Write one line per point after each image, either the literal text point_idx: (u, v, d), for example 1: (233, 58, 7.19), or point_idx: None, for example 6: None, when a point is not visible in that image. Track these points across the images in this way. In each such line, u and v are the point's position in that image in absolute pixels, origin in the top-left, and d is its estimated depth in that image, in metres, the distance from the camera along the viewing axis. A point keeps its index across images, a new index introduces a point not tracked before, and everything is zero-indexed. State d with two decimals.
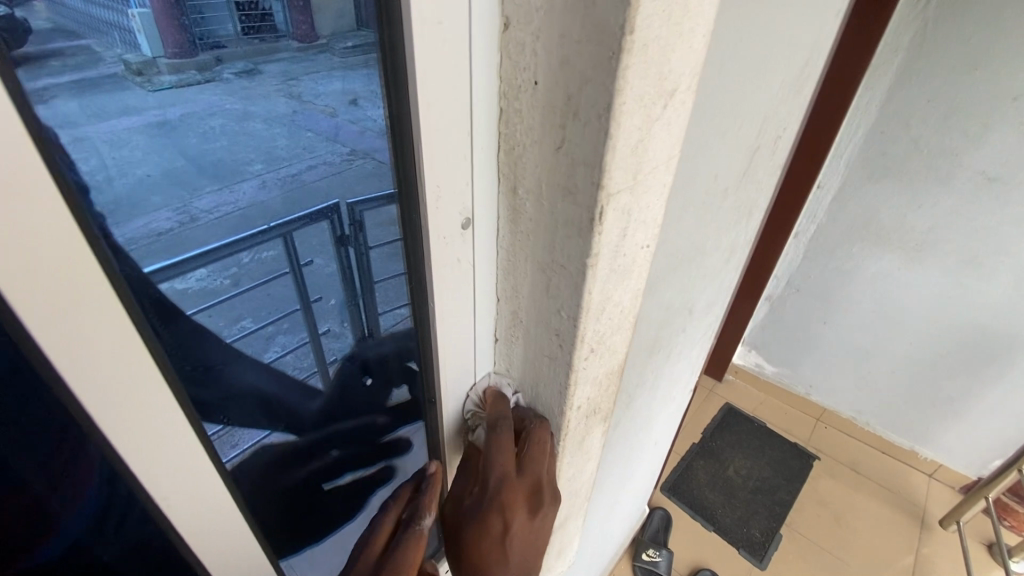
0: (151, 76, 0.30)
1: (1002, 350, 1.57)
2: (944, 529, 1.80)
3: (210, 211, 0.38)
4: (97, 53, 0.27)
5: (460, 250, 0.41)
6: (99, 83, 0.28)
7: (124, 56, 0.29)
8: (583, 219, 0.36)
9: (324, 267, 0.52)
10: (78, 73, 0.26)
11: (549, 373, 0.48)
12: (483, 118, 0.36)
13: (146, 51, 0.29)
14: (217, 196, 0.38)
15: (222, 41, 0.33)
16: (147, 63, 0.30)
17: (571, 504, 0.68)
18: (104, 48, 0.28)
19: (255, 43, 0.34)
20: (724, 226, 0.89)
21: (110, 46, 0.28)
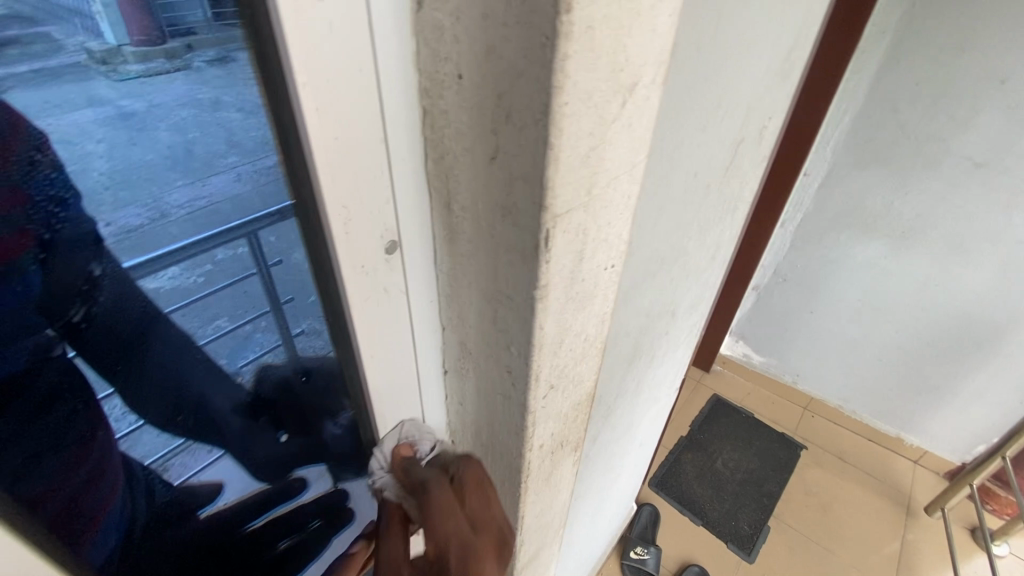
0: (117, 65, 0.29)
1: (989, 337, 1.55)
2: (928, 516, 1.80)
3: (185, 207, 0.35)
4: (59, 39, 0.26)
5: (387, 279, 0.35)
6: (61, 73, 0.27)
7: (86, 43, 0.27)
8: (526, 244, 0.29)
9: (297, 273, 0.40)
10: (34, 67, 0.26)
11: (504, 411, 0.42)
12: (400, 122, 0.29)
13: (109, 38, 0.28)
14: (190, 188, 0.35)
15: (195, 27, 0.29)
16: (112, 51, 0.28)
17: (543, 535, 0.62)
18: (67, 35, 0.26)
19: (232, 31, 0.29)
20: (706, 224, 0.83)
21: (72, 32, 0.27)
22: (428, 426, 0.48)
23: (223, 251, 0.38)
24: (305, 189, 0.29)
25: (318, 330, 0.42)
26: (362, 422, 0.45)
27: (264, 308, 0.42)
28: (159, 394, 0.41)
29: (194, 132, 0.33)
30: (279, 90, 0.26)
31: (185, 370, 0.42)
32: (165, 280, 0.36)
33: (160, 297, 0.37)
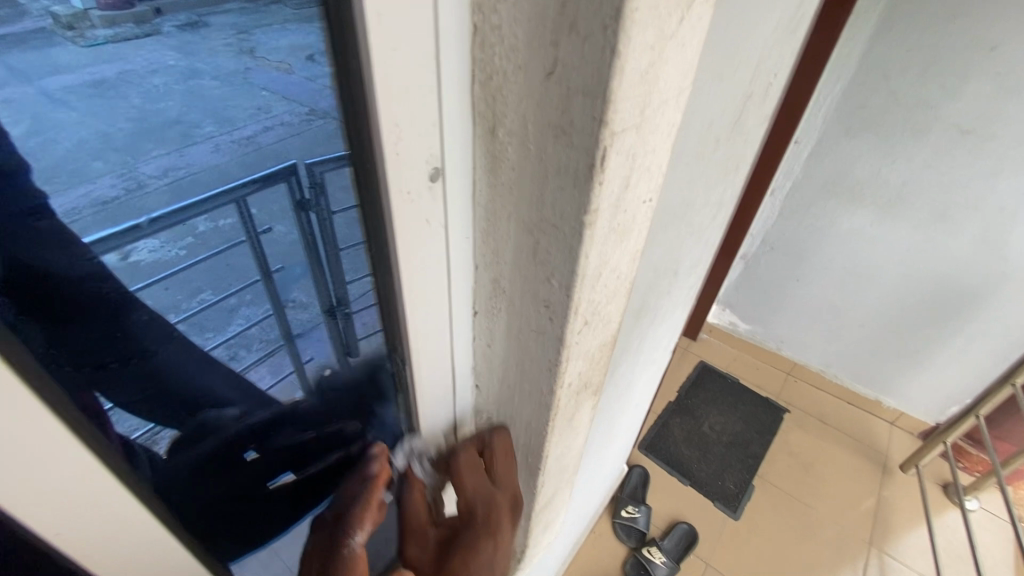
0: (83, 29, 0.31)
1: (966, 303, 1.61)
2: (904, 474, 1.89)
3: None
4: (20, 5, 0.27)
5: (430, 209, 0.34)
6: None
7: (51, 8, 0.29)
8: (580, 166, 0.29)
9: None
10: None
11: (536, 348, 0.42)
12: (451, 39, 0.29)
13: (75, 2, 0.29)
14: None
15: None
16: (76, 16, 0.30)
17: (557, 481, 0.64)
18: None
19: None
20: (712, 181, 0.83)
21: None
22: (454, 371, 0.49)
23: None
24: (361, 109, 0.29)
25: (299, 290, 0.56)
26: (396, 363, 0.46)
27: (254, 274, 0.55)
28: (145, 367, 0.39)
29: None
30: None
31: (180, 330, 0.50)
32: (148, 254, 0.47)
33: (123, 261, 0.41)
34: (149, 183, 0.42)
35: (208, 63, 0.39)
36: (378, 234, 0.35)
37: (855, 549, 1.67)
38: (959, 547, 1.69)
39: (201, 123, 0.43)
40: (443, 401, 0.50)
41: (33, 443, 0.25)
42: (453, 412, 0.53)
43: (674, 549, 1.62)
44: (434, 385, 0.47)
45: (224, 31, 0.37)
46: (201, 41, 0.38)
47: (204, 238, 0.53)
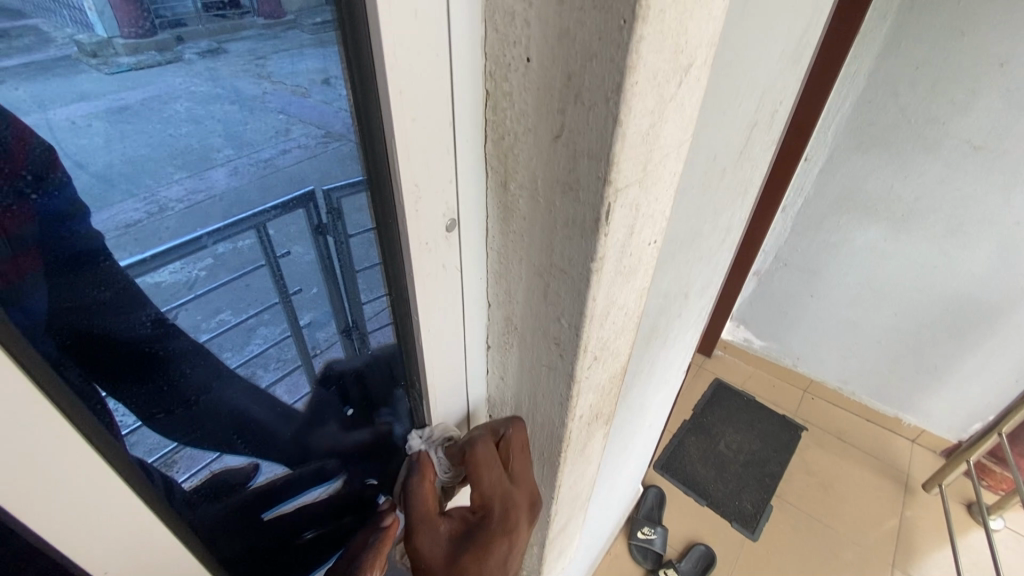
0: (109, 58, 0.26)
1: (983, 318, 1.59)
2: (926, 493, 1.85)
3: (184, 202, 0.32)
4: (49, 35, 0.24)
5: (445, 256, 0.36)
6: (48, 68, 0.25)
7: (76, 38, 0.25)
8: (586, 219, 0.31)
9: (302, 258, 0.43)
10: (21, 61, 0.24)
11: (548, 382, 0.44)
12: (466, 103, 0.31)
13: (100, 31, 0.25)
14: (187, 183, 0.32)
15: (183, 19, 0.28)
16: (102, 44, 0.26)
17: (571, 507, 0.65)
18: (53, 28, 0.24)
19: (217, 21, 0.29)
20: (720, 207, 0.85)
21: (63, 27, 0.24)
22: (469, 402, 0.50)
23: (225, 246, 0.36)
24: (383, 171, 0.31)
25: (325, 324, 0.47)
26: (413, 397, 0.48)
27: (272, 301, 0.42)
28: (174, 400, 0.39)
29: (190, 128, 0.30)
30: (367, 77, 0.27)
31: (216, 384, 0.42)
32: (171, 278, 0.34)
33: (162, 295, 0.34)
34: (171, 211, 0.32)
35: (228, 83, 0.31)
36: (398, 280, 0.37)
37: (878, 571, 1.63)
38: (987, 570, 1.64)
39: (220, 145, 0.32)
40: (459, 431, 0.52)
41: (49, 447, 0.28)
42: None
43: (691, 571, 1.60)
44: (450, 417, 0.49)
45: (239, 57, 0.31)
46: (224, 68, 0.31)
47: (227, 262, 0.37)
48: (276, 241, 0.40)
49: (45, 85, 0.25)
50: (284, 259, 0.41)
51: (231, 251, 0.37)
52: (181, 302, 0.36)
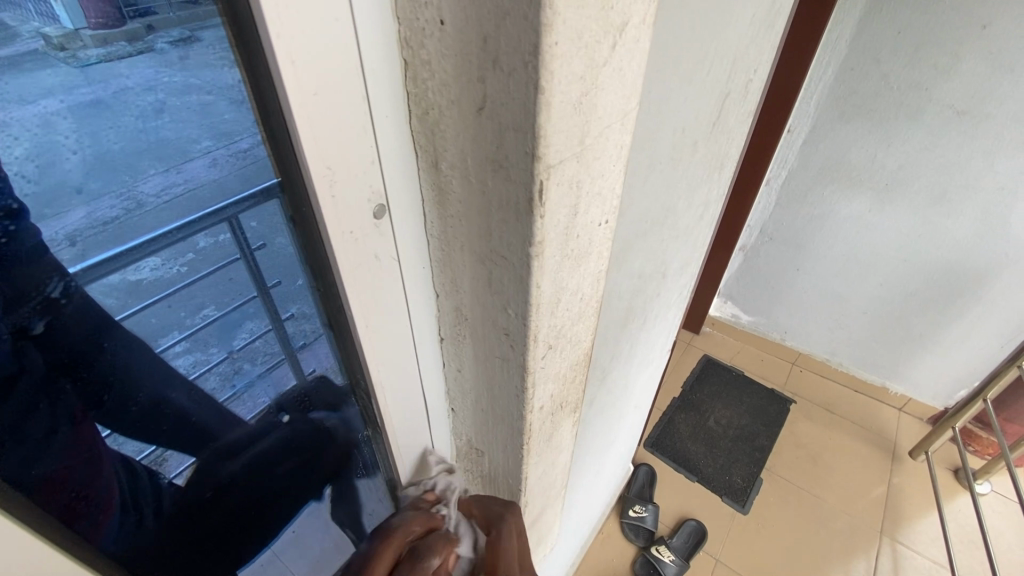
0: (76, 50, 0.27)
1: (967, 285, 1.59)
2: (913, 460, 1.87)
3: (161, 196, 0.33)
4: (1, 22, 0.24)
5: (376, 245, 0.33)
6: (17, 62, 0.25)
7: (42, 29, 0.25)
8: (520, 199, 0.28)
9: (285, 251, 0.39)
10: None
11: (502, 374, 0.42)
12: (381, 75, 0.28)
13: (64, 21, 0.25)
14: (166, 177, 0.32)
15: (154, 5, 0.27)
16: (68, 36, 0.26)
17: (546, 496, 0.63)
18: (18, 21, 0.24)
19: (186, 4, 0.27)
20: (694, 182, 0.82)
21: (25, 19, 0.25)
22: (427, 398, 0.48)
23: (204, 240, 0.36)
24: (288, 152, 0.28)
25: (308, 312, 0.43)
26: (361, 396, 0.45)
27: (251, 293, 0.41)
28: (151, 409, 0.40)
29: (165, 121, 0.31)
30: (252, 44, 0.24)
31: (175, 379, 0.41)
32: (149, 275, 0.35)
33: (131, 293, 0.35)
34: (146, 205, 0.32)
35: (200, 73, 0.30)
36: (326, 274, 0.34)
37: (866, 539, 1.65)
38: (973, 533, 1.67)
39: (196, 138, 0.32)
40: (418, 427, 0.50)
41: None
42: (431, 437, 0.53)
43: (684, 547, 1.61)
44: (405, 415, 0.47)
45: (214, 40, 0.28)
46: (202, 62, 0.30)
47: (208, 256, 0.37)
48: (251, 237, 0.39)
49: (5, 82, 0.25)
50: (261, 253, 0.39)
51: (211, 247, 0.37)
52: (152, 305, 0.36)
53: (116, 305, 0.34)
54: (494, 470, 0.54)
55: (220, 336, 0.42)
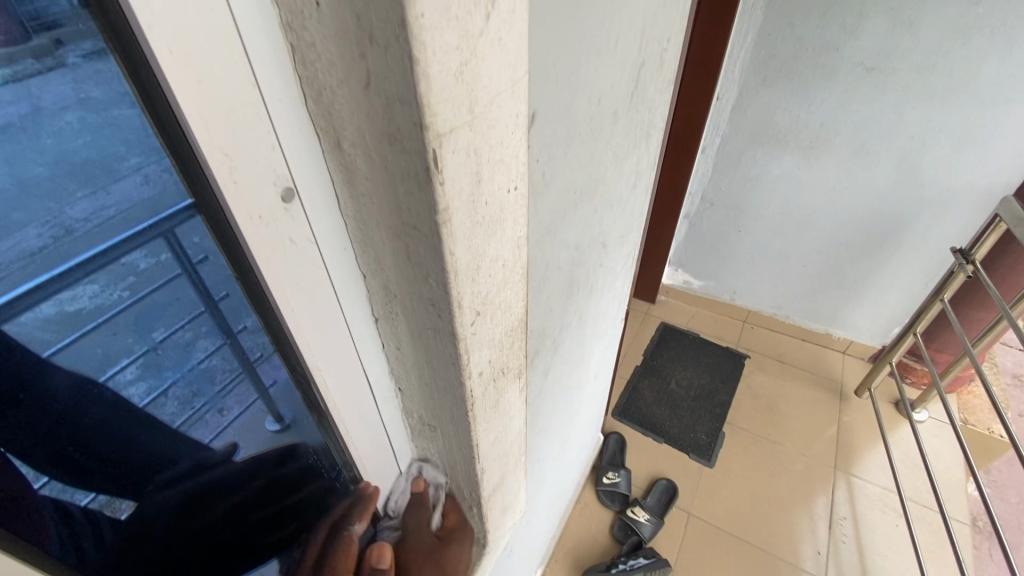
0: None
1: (890, 229, 1.71)
2: (858, 397, 2.00)
3: (93, 221, 0.29)
4: None
5: (289, 228, 0.34)
6: None
7: None
8: (418, 169, 0.30)
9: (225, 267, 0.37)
10: None
11: (437, 346, 0.43)
12: (269, 64, 0.29)
13: None
14: (92, 200, 0.29)
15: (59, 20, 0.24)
16: None
17: (504, 464, 0.66)
18: None
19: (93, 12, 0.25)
20: (621, 152, 0.86)
21: None
22: (370, 379, 0.49)
23: (146, 261, 0.33)
24: (178, 136, 0.28)
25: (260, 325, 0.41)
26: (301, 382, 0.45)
27: (198, 311, 0.38)
28: (101, 444, 0.37)
29: (85, 141, 0.27)
30: (124, 35, 0.25)
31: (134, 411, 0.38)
32: (96, 300, 0.31)
33: (80, 318, 0.31)
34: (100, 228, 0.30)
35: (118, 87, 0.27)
36: (240, 271, 0.36)
37: (824, 476, 1.77)
38: (915, 458, 1.81)
39: (129, 154, 0.29)
40: (365, 409, 0.51)
41: None
42: (380, 419, 0.54)
43: (657, 506, 1.69)
44: (350, 396, 0.48)
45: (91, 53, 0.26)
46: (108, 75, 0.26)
47: (151, 276, 0.34)
48: (194, 253, 0.35)
49: None
50: (201, 267, 0.36)
51: (155, 264, 0.34)
52: (93, 332, 0.32)
53: (56, 338, 0.31)
54: (447, 442, 0.56)
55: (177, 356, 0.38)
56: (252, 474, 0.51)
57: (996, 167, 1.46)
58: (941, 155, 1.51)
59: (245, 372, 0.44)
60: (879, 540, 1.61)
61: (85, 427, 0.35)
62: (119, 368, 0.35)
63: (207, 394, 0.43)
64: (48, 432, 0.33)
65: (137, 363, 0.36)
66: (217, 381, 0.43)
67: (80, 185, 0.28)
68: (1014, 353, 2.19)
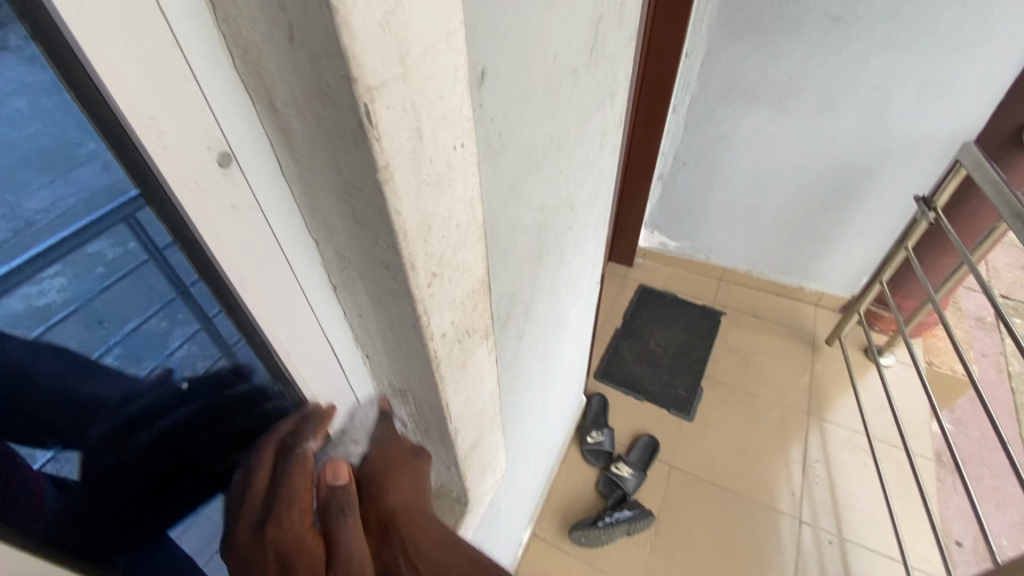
0: None
1: (856, 180, 1.74)
2: (829, 346, 2.07)
3: (52, 210, 0.31)
4: None
5: (230, 194, 0.34)
6: None
7: None
8: (353, 126, 0.30)
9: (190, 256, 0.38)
10: None
11: (395, 309, 0.44)
12: (188, 21, 0.28)
13: None
14: (52, 188, 0.31)
15: None
16: None
17: (480, 424, 0.67)
18: None
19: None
20: (584, 111, 0.85)
21: None
22: (334, 346, 0.50)
23: (111, 250, 0.35)
24: (114, 125, 0.29)
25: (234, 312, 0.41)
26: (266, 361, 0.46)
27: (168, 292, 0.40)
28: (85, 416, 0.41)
29: (37, 127, 0.29)
30: (50, 31, 0.25)
31: (112, 389, 0.41)
32: (63, 290, 0.34)
33: (46, 309, 0.34)
34: (63, 216, 0.32)
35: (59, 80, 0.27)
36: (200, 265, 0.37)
37: (797, 422, 1.85)
38: (882, 400, 1.90)
39: (82, 142, 0.30)
40: (331, 377, 0.52)
41: None
42: (349, 386, 0.55)
43: (639, 460, 1.75)
44: (313, 364, 0.49)
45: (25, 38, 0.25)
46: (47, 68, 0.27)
47: (118, 262, 0.36)
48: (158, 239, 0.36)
49: None
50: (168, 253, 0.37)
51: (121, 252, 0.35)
52: (62, 319, 0.35)
53: (27, 328, 0.34)
54: (419, 407, 0.57)
55: (151, 333, 0.41)
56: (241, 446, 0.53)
57: (959, 113, 1.49)
58: (905, 104, 1.52)
59: (221, 353, 0.46)
60: (849, 478, 1.70)
61: (66, 405, 0.39)
62: (100, 351, 0.39)
63: (183, 366, 0.45)
64: (29, 410, 0.37)
65: (115, 348, 0.39)
66: (196, 364, 0.46)
67: (36, 175, 0.30)
68: (977, 296, 2.28)
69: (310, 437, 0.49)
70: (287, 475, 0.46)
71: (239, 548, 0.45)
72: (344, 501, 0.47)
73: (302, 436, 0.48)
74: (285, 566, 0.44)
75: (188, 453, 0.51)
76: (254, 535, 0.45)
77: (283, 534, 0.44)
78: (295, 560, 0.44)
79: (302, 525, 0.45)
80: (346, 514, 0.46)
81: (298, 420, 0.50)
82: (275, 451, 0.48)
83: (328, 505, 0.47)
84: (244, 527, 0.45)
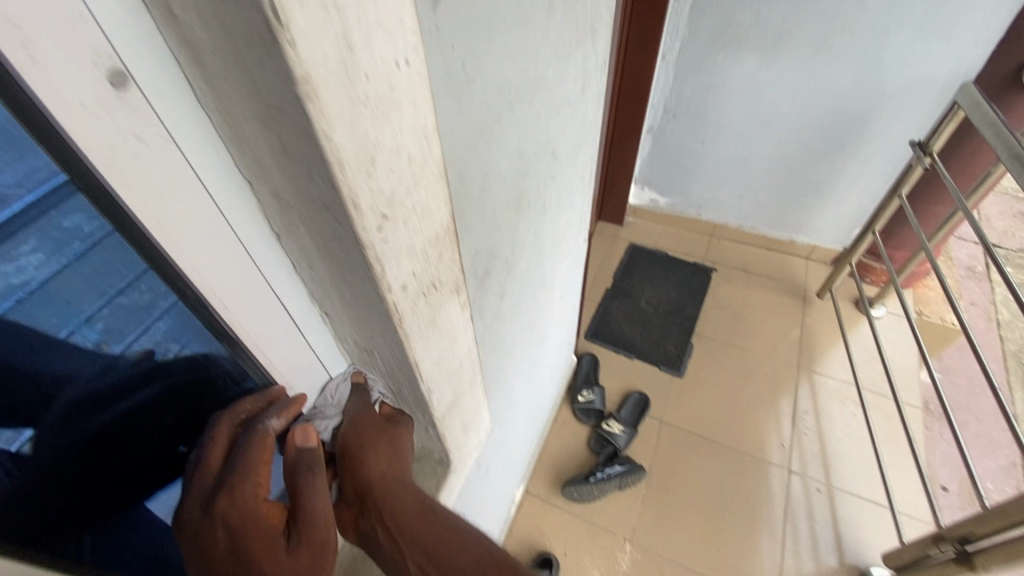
0: None
1: (851, 127, 1.68)
2: (820, 299, 2.06)
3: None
4: None
5: (129, 122, 0.29)
6: None
7: None
8: (261, 29, 0.25)
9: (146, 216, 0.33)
10: None
11: (345, 257, 0.40)
12: None
13: None
14: None
15: None
16: None
17: (456, 383, 0.64)
18: None
19: None
20: (563, 49, 0.79)
21: None
22: (285, 301, 0.46)
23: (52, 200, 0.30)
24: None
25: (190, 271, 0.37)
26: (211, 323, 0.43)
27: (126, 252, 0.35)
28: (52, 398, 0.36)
29: None
30: None
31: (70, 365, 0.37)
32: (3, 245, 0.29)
33: None
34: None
35: None
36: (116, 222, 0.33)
37: (787, 375, 1.86)
38: (872, 351, 1.90)
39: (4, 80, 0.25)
40: (285, 335, 0.48)
41: None
42: (309, 345, 0.51)
43: (631, 417, 1.75)
44: (261, 320, 0.45)
45: None
46: None
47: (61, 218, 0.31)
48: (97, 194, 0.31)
49: None
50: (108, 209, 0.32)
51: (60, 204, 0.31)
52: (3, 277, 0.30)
53: None
54: (387, 365, 0.54)
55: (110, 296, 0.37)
56: (206, 415, 0.50)
57: (961, 52, 1.42)
58: (903, 44, 1.45)
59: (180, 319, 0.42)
60: (838, 428, 1.72)
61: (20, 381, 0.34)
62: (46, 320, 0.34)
63: (144, 334, 0.41)
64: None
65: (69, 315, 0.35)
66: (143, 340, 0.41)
67: None
68: (968, 246, 2.26)
69: (273, 417, 0.47)
70: (245, 450, 0.44)
71: (185, 526, 0.42)
72: (313, 463, 0.48)
73: (266, 414, 0.47)
74: (233, 540, 0.41)
75: (152, 442, 0.47)
76: (202, 509, 0.42)
77: (238, 502, 0.42)
78: (246, 533, 0.42)
79: (261, 494, 0.44)
80: (314, 474, 0.47)
81: (264, 402, 0.49)
82: (234, 428, 0.47)
83: (296, 468, 0.47)
84: (192, 501, 0.42)
